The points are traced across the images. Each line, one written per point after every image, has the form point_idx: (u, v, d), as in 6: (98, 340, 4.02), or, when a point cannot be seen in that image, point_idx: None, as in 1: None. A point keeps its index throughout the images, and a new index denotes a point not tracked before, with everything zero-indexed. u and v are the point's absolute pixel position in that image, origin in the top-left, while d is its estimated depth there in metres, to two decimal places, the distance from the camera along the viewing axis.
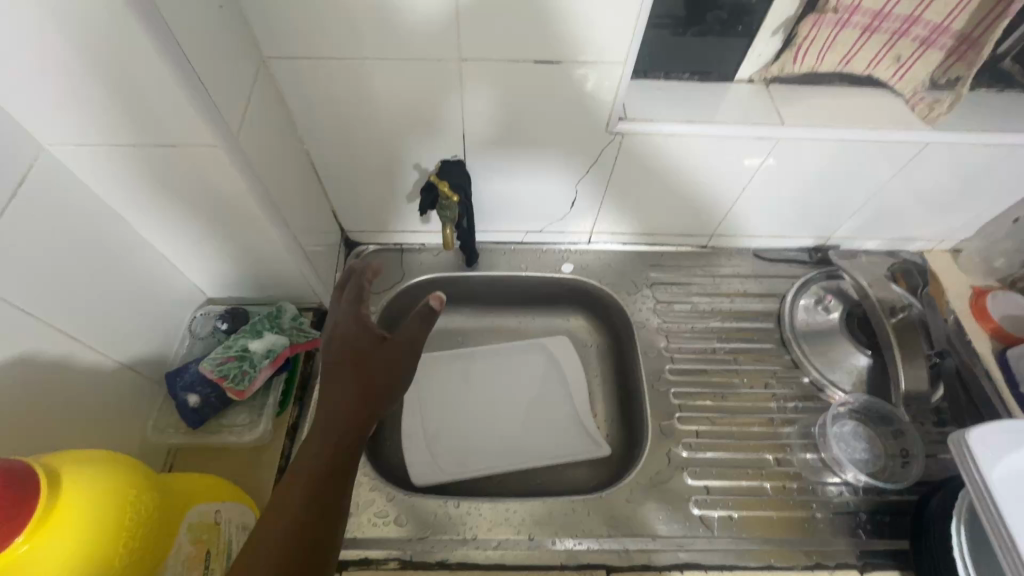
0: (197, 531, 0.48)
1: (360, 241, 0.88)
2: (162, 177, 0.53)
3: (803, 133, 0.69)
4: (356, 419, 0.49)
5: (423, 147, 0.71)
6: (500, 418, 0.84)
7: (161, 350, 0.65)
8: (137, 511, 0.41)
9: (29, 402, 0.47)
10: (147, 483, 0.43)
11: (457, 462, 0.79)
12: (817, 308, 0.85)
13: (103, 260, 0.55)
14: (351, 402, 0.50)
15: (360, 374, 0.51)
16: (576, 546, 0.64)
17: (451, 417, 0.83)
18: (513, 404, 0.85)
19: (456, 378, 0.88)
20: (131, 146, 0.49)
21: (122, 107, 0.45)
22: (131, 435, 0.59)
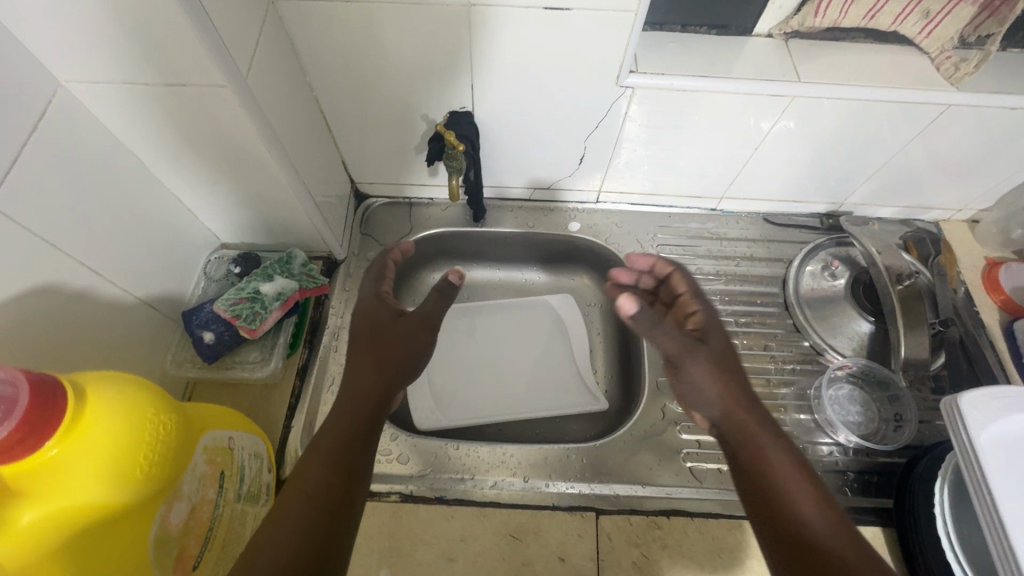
0: (212, 453, 0.51)
1: (370, 194, 0.89)
2: (174, 118, 0.54)
3: (820, 92, 0.67)
4: (376, 392, 0.51)
5: (432, 97, 0.71)
6: (501, 370, 0.87)
7: (178, 289, 0.68)
8: (156, 429, 0.44)
9: (55, 327, 0.50)
10: (166, 404, 0.45)
11: (459, 410, 0.82)
12: (824, 274, 0.84)
13: (118, 198, 0.57)
14: (370, 374, 0.52)
15: (377, 347, 0.54)
16: (568, 489, 0.67)
17: (454, 368, 0.86)
18: (515, 358, 0.88)
19: (461, 330, 0.90)
20: (145, 87, 0.51)
21: (133, 45, 0.46)
22: (152, 367, 0.63)
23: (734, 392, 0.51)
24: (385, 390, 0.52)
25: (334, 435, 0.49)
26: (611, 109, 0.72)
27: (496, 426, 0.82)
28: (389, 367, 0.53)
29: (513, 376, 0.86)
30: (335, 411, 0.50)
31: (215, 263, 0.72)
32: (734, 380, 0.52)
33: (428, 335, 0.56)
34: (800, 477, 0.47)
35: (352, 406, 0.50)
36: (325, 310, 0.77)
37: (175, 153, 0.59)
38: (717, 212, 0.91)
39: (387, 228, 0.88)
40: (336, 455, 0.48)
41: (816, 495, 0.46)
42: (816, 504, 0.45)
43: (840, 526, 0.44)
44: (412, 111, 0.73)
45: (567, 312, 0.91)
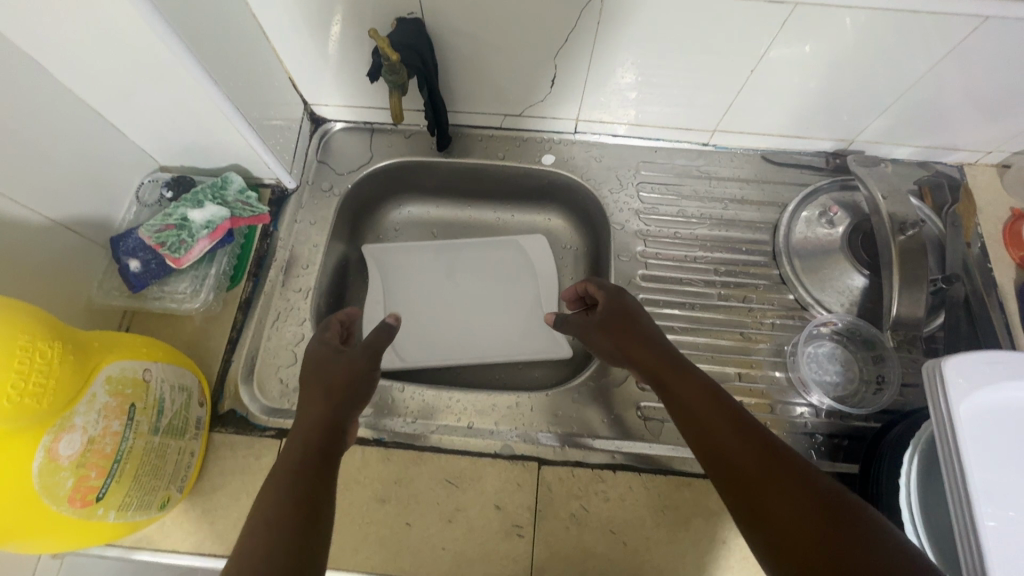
0: (118, 384, 0.49)
1: (328, 117, 0.83)
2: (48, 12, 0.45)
3: (830, 1, 0.56)
4: (328, 417, 0.49)
5: (375, 0, 0.62)
6: (464, 313, 0.82)
7: (106, 214, 0.63)
8: (32, 358, 0.41)
9: None
10: (41, 333, 0.42)
11: (416, 352, 0.79)
12: (820, 222, 0.76)
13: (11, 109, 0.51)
14: (321, 399, 0.50)
15: (327, 376, 0.52)
16: (513, 437, 0.64)
17: (415, 308, 0.82)
18: (479, 301, 0.83)
19: (424, 269, 0.85)
20: None
21: None
22: (77, 296, 0.60)
23: (633, 341, 0.56)
24: (336, 415, 0.50)
25: (290, 459, 0.45)
26: (581, 20, 0.62)
27: (454, 371, 0.79)
28: (338, 392, 0.51)
29: (476, 319, 0.82)
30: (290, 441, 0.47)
31: (149, 187, 0.67)
32: (647, 341, 0.55)
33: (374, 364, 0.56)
34: (714, 402, 0.48)
35: (307, 433, 0.48)
36: (272, 242, 0.74)
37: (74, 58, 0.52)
38: (709, 148, 0.82)
39: (346, 156, 0.82)
40: (297, 481, 0.43)
41: (735, 416, 0.46)
42: (740, 427, 0.46)
43: (764, 443, 0.44)
44: (357, 19, 0.64)
45: (537, 254, 0.84)
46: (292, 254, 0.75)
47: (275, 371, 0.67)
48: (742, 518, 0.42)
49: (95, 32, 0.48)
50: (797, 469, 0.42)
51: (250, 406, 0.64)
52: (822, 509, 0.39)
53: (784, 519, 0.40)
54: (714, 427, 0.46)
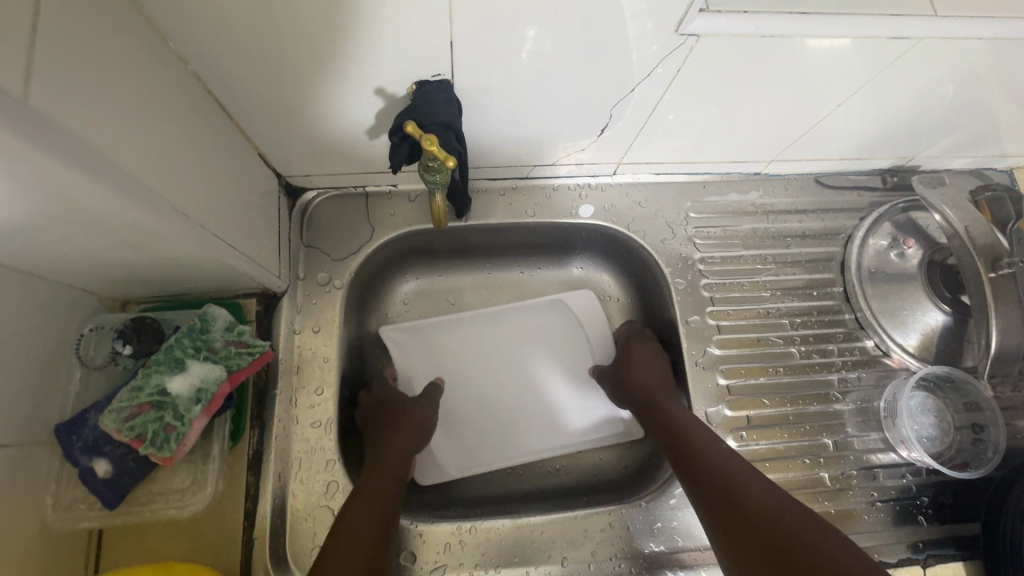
0: None
1: (306, 186, 0.64)
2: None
3: (953, 32, 0.47)
4: (384, 494, 0.51)
5: (389, 62, 0.45)
6: (512, 401, 0.70)
7: (41, 398, 0.45)
8: None
9: None
10: None
11: (466, 460, 0.66)
12: (890, 252, 0.70)
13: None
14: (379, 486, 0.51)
15: (387, 445, 0.56)
16: (616, 568, 0.56)
17: (452, 405, 0.69)
18: (525, 382, 0.71)
19: (452, 354, 0.71)
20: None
21: None
22: (31, 528, 0.43)
23: (638, 385, 0.61)
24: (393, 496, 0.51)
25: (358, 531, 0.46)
26: (657, 67, 0.49)
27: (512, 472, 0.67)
28: (394, 477, 0.53)
29: (526, 404, 0.70)
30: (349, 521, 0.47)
31: (92, 340, 0.50)
32: (647, 383, 0.61)
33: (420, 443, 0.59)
34: (713, 443, 0.53)
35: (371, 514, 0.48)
36: (272, 368, 0.58)
37: None
38: (760, 176, 0.72)
39: (340, 234, 0.65)
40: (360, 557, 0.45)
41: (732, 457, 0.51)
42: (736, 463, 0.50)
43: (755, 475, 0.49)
44: (358, 84, 0.47)
45: (583, 315, 0.72)
46: (299, 378, 0.59)
47: (312, 540, 0.54)
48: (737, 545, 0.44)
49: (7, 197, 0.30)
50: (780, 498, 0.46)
51: None
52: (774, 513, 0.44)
53: (736, 509, 0.46)
54: (698, 449, 0.52)
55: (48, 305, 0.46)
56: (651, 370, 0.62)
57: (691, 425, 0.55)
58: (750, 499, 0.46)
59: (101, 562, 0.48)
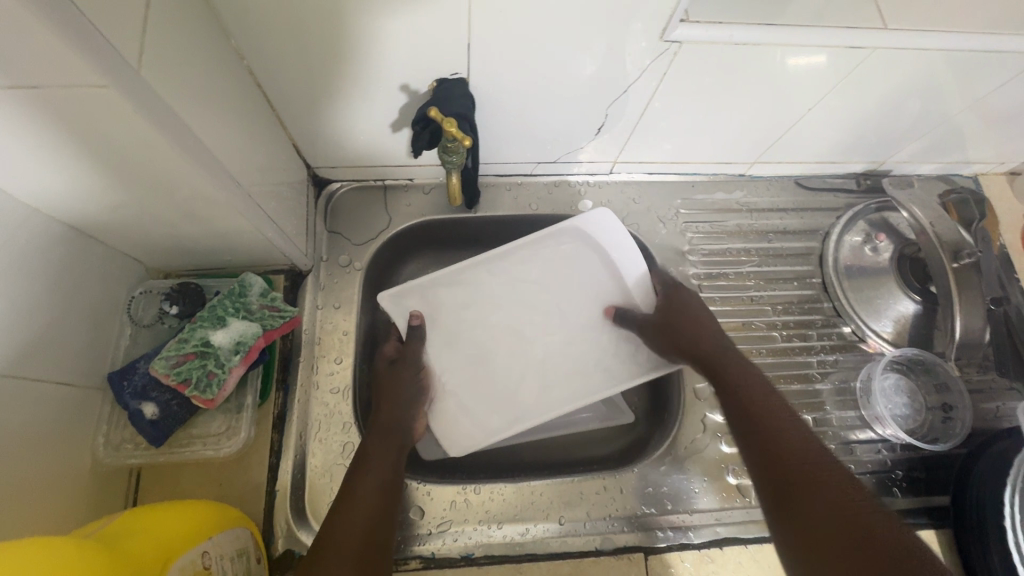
0: None
1: (332, 178, 0.71)
2: (60, 129, 0.35)
3: (907, 42, 0.54)
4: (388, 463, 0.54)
5: (413, 62, 0.52)
6: (546, 340, 0.70)
7: (96, 348, 0.51)
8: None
9: None
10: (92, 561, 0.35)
11: (494, 402, 0.66)
12: (865, 248, 0.76)
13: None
14: (387, 461, 0.54)
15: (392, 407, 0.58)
16: (609, 528, 0.60)
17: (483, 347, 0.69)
18: (559, 321, 0.70)
19: (485, 294, 0.70)
20: (39, 88, 0.32)
21: None
22: (82, 461, 0.48)
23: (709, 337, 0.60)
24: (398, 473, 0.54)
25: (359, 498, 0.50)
26: (645, 74, 0.56)
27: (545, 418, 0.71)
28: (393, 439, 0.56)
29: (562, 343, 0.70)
30: (356, 485, 0.51)
31: (142, 301, 0.56)
32: (705, 334, 0.60)
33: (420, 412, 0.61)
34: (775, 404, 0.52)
35: (381, 492, 0.51)
36: (295, 338, 0.63)
37: (50, 173, 0.39)
38: (744, 178, 0.79)
39: (360, 221, 0.72)
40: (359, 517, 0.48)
41: (780, 415, 0.51)
42: (783, 424, 0.50)
43: (806, 438, 0.48)
44: (387, 83, 0.54)
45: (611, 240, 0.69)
46: (320, 348, 0.65)
47: (328, 495, 0.59)
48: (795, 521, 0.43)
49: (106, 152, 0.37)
50: (825, 467, 0.45)
51: (307, 541, 0.55)
52: (826, 487, 0.44)
53: (792, 484, 0.45)
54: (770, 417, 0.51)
55: (106, 266, 0.52)
56: (702, 320, 0.61)
57: (762, 395, 0.53)
58: (808, 472, 0.45)
59: (139, 501, 0.53)
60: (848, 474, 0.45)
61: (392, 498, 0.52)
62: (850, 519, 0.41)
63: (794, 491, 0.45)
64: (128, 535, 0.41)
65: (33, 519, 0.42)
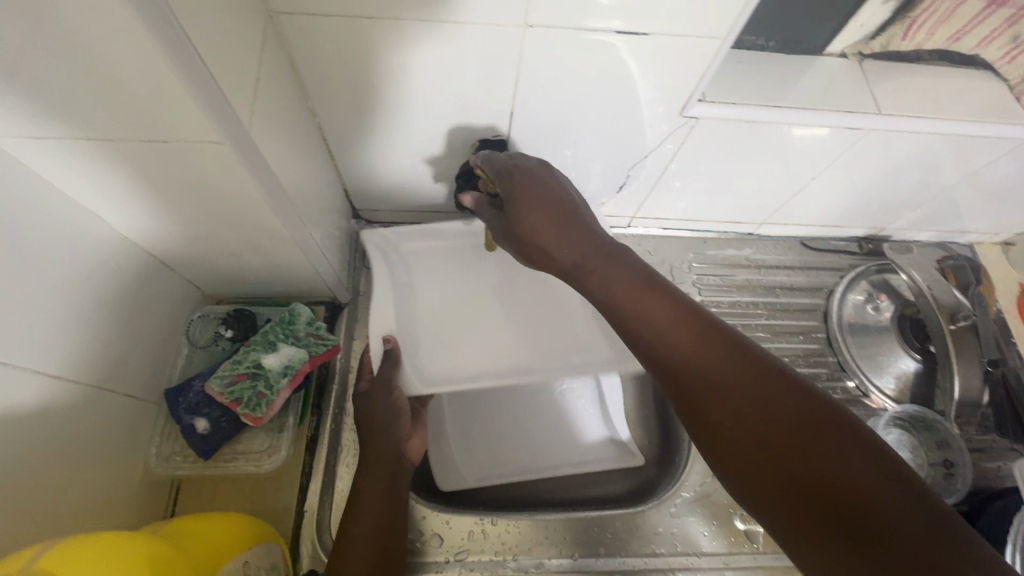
0: None
1: (373, 220, 0.77)
2: (170, 174, 0.42)
3: (899, 125, 0.60)
4: (380, 510, 0.56)
5: (461, 125, 0.59)
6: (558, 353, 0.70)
7: (157, 365, 0.56)
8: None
9: (29, 457, 0.40)
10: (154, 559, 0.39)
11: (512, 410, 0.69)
12: (867, 306, 0.81)
13: (60, 267, 0.44)
14: (380, 493, 0.57)
15: (374, 438, 0.59)
16: (620, 566, 0.62)
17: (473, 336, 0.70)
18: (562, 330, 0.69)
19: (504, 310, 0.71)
20: (163, 142, 0.38)
21: (111, 103, 0.35)
22: (135, 469, 0.52)
23: (625, 278, 0.45)
24: (395, 501, 0.57)
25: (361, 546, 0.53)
26: (664, 142, 0.63)
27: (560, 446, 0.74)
28: (384, 480, 0.58)
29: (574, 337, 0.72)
30: (351, 532, 0.53)
31: (199, 324, 0.61)
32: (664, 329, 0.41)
33: (399, 427, 0.61)
34: (686, 320, 0.41)
35: (373, 528, 0.54)
36: (332, 365, 0.67)
37: (149, 208, 0.46)
38: (753, 237, 0.85)
39: None
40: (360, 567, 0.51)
41: (697, 341, 0.40)
42: (717, 344, 0.39)
43: (738, 358, 0.38)
44: (435, 141, 0.62)
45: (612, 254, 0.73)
46: (354, 377, 0.68)
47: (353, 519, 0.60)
48: (782, 520, 0.33)
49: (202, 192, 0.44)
50: (782, 388, 0.36)
51: None
52: (769, 388, 0.36)
53: (750, 450, 0.35)
54: (688, 360, 0.40)
55: (173, 290, 0.58)
56: (566, 231, 0.49)
57: (683, 327, 0.41)
58: (743, 419, 0.36)
59: (178, 512, 0.57)
60: (804, 388, 0.36)
61: (391, 524, 0.56)
62: (827, 481, 0.32)
63: (749, 471, 0.35)
64: (186, 535, 0.45)
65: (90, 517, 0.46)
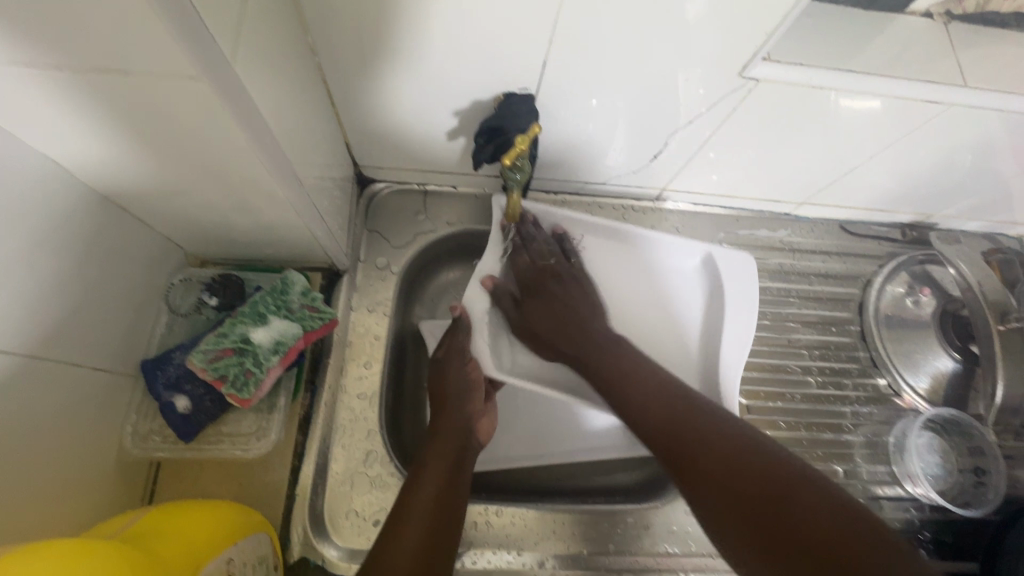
0: None
1: (377, 178, 0.69)
2: (137, 115, 0.35)
3: (985, 102, 0.53)
4: (443, 484, 0.49)
5: (483, 75, 0.51)
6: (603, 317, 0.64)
7: (131, 335, 0.50)
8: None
9: None
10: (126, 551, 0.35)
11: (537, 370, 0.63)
12: (907, 299, 0.76)
13: (8, 222, 0.37)
14: (445, 464, 0.51)
15: (443, 409, 0.56)
16: (631, 564, 0.59)
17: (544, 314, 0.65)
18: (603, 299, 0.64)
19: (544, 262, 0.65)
20: (126, 74, 0.31)
21: (55, 17, 0.27)
22: (107, 449, 0.47)
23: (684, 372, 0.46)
24: (460, 477, 0.51)
25: (419, 511, 0.46)
26: (712, 109, 0.56)
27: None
28: (450, 452, 0.52)
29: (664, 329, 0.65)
30: (413, 493, 0.48)
31: (180, 288, 0.55)
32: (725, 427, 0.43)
33: (472, 403, 0.56)
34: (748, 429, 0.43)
35: (434, 494, 0.48)
36: (328, 339, 0.62)
37: (114, 154, 0.39)
38: (790, 217, 0.78)
39: (400, 223, 0.70)
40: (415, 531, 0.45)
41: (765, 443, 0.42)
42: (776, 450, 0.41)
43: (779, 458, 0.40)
44: (454, 92, 0.54)
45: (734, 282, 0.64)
46: (351, 352, 0.63)
47: (347, 504, 0.56)
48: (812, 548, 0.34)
49: (177, 136, 0.37)
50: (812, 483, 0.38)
51: (327, 552, 0.54)
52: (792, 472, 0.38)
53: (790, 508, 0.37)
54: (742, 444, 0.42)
55: (149, 251, 0.51)
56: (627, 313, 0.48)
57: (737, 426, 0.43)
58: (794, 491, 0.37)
59: (157, 493, 0.52)
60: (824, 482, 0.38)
61: (452, 504, 0.49)
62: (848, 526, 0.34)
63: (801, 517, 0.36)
64: (159, 536, 0.40)
65: (52, 506, 0.41)
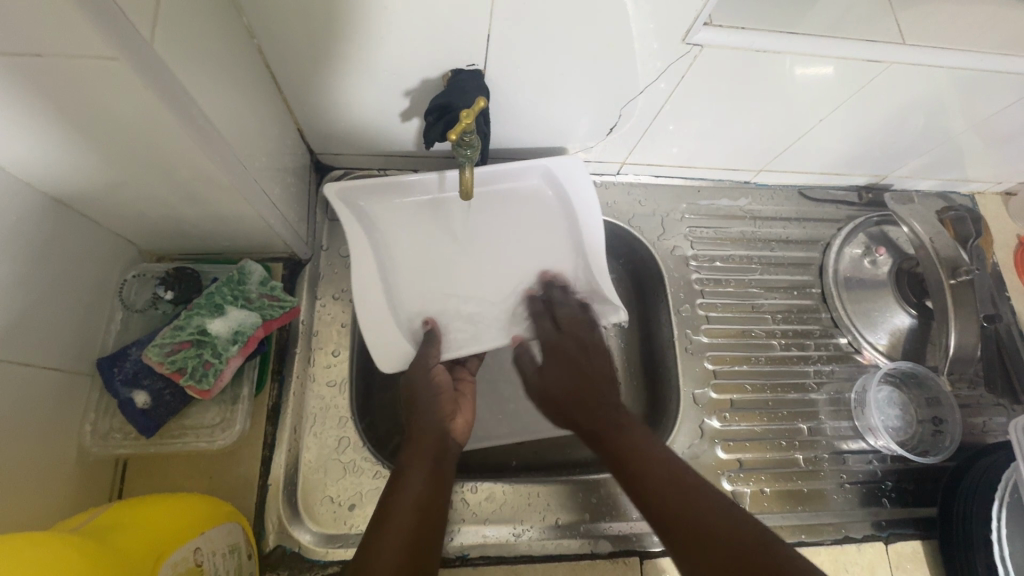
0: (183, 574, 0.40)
1: (335, 165, 0.69)
2: (63, 104, 0.34)
3: (924, 59, 0.54)
4: (425, 491, 0.49)
5: (429, 55, 0.51)
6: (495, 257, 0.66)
7: (86, 334, 0.49)
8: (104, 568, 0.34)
9: None
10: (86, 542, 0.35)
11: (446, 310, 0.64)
12: (864, 260, 0.78)
13: None
14: (422, 468, 0.51)
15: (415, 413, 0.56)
16: (605, 529, 0.60)
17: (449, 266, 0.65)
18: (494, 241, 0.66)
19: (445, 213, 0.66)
20: (43, 58, 0.30)
21: None
22: (69, 450, 0.47)
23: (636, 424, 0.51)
24: (439, 471, 0.51)
25: (399, 515, 0.45)
26: (658, 80, 0.56)
27: None
28: (428, 454, 0.52)
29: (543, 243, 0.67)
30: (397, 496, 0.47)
31: (135, 284, 0.55)
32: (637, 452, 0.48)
33: (442, 406, 0.57)
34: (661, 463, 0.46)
35: (418, 494, 0.48)
36: (292, 329, 0.62)
37: (47, 148, 0.38)
38: (749, 185, 0.79)
39: None
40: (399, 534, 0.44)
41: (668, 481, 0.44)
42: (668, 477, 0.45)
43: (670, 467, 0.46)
44: (400, 73, 0.53)
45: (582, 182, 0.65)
46: (318, 340, 0.63)
47: (321, 491, 0.56)
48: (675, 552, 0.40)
49: (106, 123, 0.36)
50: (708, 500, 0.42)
51: (301, 538, 0.54)
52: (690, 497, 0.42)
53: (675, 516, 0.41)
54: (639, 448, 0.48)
55: (100, 249, 0.50)
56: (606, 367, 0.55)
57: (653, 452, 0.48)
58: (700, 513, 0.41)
59: (125, 491, 0.52)
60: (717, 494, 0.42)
61: (433, 502, 0.48)
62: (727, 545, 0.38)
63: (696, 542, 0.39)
64: (124, 528, 0.40)
65: (13, 508, 0.40)
